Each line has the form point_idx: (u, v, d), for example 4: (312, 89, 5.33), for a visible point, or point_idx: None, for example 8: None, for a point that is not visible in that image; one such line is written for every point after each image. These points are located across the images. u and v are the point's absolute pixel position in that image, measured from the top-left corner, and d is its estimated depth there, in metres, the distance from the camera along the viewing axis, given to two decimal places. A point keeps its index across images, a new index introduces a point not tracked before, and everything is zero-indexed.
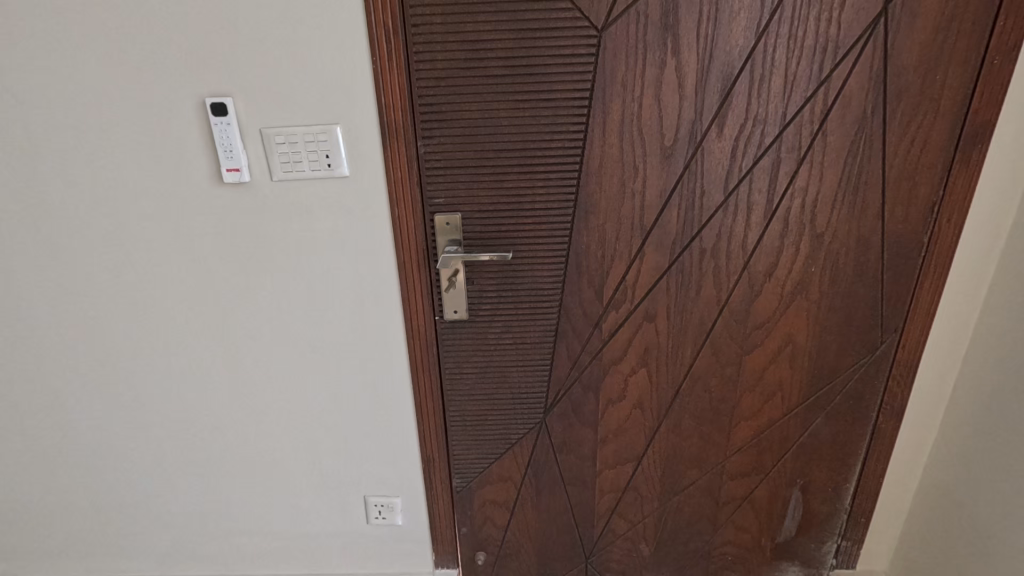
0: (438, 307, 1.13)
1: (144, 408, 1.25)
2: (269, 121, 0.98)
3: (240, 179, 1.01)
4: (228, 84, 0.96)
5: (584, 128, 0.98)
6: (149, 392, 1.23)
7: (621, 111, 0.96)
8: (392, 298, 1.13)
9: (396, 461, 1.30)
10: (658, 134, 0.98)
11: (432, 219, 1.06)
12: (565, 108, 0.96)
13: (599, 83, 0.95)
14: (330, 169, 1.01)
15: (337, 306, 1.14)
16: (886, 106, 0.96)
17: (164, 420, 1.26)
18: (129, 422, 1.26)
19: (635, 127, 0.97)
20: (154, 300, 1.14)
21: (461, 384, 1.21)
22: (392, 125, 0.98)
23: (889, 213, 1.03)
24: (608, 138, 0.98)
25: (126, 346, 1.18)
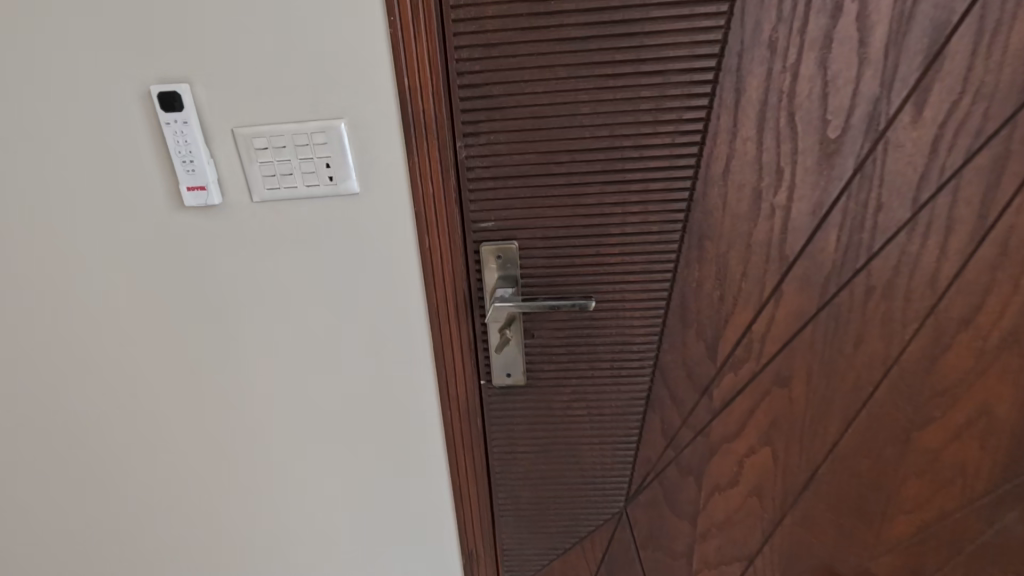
0: (484, 367, 0.83)
1: (102, 510, 0.94)
2: (246, 118, 0.69)
3: (206, 201, 0.71)
4: (183, 67, 0.66)
5: (705, 114, 0.65)
6: (100, 494, 0.90)
7: (766, 89, 0.63)
8: (422, 356, 0.82)
9: (430, 564, 0.98)
10: (820, 120, 0.65)
11: (477, 248, 0.75)
12: (680, 87, 0.64)
13: (733, 44, 0.62)
14: (332, 184, 0.71)
15: (353, 371, 0.83)
16: None
17: (111, 529, 0.93)
18: (66, 533, 0.93)
19: (786, 112, 0.64)
20: (101, 373, 0.82)
21: (515, 466, 0.90)
22: (419, 117, 0.68)
23: None
24: (741, 130, 0.65)
25: (66, 436, 0.87)
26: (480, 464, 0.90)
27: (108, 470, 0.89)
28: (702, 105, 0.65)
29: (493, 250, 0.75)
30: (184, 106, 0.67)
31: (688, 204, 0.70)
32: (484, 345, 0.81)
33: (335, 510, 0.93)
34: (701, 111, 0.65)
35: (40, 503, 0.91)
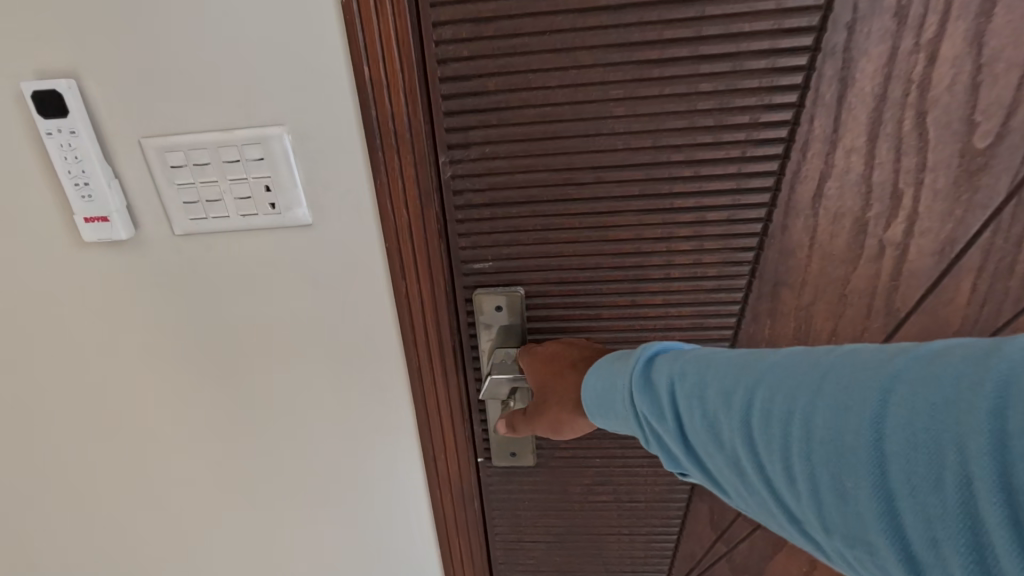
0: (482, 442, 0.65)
1: None
2: (157, 126, 0.51)
3: (113, 236, 0.54)
4: (67, 58, 0.49)
5: (794, 118, 0.48)
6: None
7: (886, 79, 0.46)
8: (404, 428, 0.64)
9: None
10: (963, 127, 0.47)
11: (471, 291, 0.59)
12: (759, 76, 0.47)
13: (848, 19, 0.44)
14: (277, 212, 0.53)
15: (321, 446, 0.66)
16: None
17: None
18: None
19: (913, 112, 0.47)
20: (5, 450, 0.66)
21: (522, 553, 0.72)
22: (388, 124, 0.50)
23: None
24: (846, 140, 0.48)
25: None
26: (482, 553, 0.72)
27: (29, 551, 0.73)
28: (790, 102, 0.47)
29: (488, 300, 0.58)
30: (68, 110, 0.49)
31: (760, 240, 0.53)
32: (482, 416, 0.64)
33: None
34: (788, 111, 0.48)
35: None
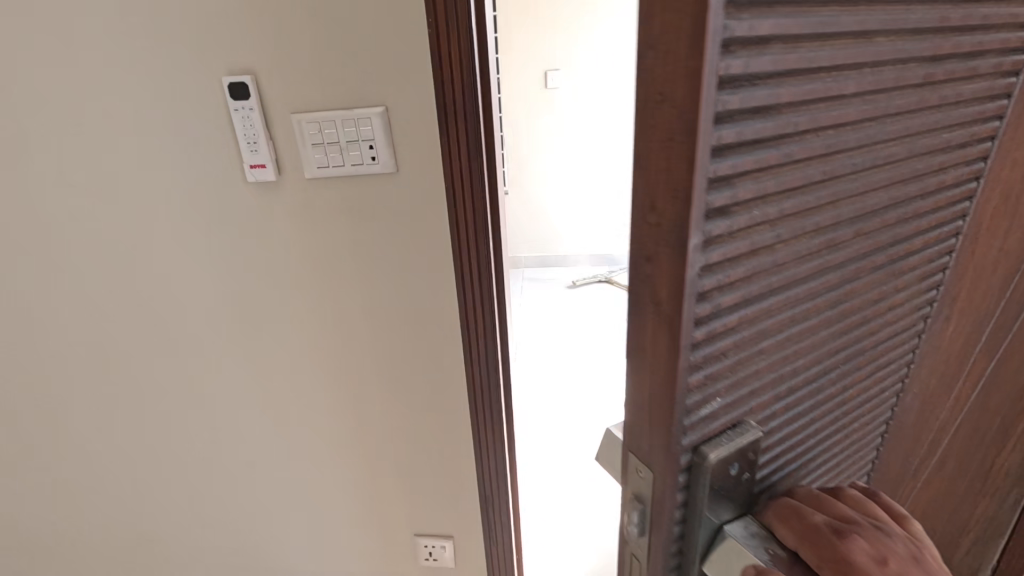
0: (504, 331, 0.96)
1: (176, 443, 1.10)
2: (300, 103, 0.79)
3: (266, 177, 0.82)
4: (250, 62, 0.77)
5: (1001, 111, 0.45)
6: (175, 420, 1.07)
7: None
8: (452, 318, 0.93)
9: (456, 499, 1.13)
10: None
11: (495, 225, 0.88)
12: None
13: None
14: (374, 163, 0.82)
15: (392, 341, 0.96)
16: None
17: (188, 451, 1.11)
18: (151, 454, 1.12)
19: None
20: (176, 321, 0.97)
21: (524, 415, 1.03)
22: (450, 106, 0.78)
23: None
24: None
25: (149, 369, 1.02)
26: (499, 428, 1.03)
27: (184, 404, 1.05)
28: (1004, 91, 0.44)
29: (725, 457, 0.39)
30: (249, 95, 0.77)
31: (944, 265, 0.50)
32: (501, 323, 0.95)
33: (375, 455, 1.09)
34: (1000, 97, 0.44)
35: (126, 422, 1.09)
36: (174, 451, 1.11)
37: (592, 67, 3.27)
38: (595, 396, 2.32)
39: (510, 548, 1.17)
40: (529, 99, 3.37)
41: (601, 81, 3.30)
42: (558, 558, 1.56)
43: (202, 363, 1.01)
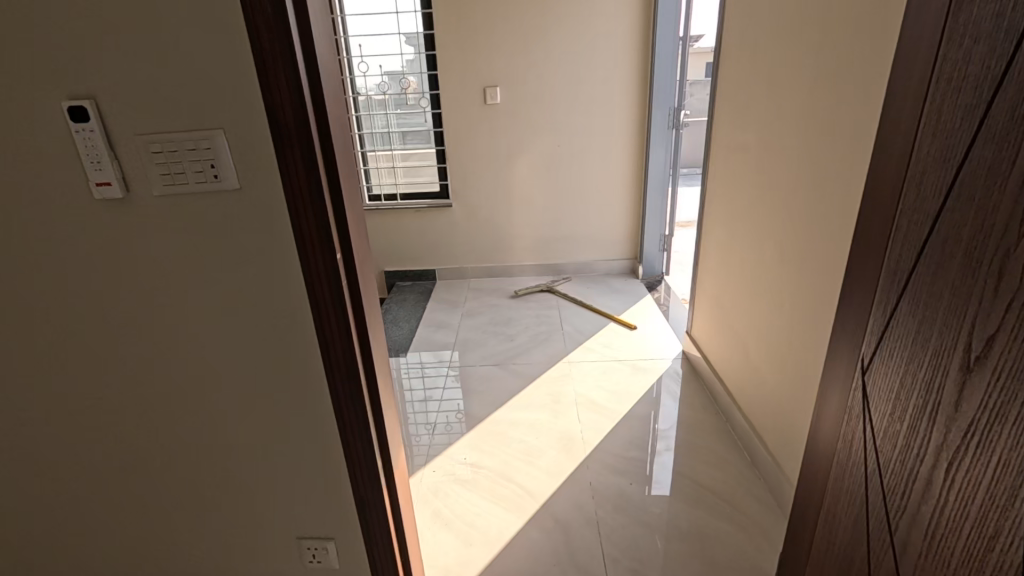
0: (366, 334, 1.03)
1: (45, 456, 1.10)
2: (141, 127, 0.84)
3: (114, 194, 0.87)
4: (90, 88, 0.82)
5: None
6: (44, 431, 1.08)
7: None
8: (309, 325, 0.99)
9: (333, 501, 1.17)
10: None
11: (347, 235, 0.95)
12: None
13: None
14: (217, 181, 0.88)
15: (256, 348, 1.01)
16: (936, 152, 0.79)
17: (58, 464, 1.11)
18: (20, 468, 1.12)
19: None
20: (38, 333, 0.98)
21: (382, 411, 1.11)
22: (288, 128, 0.84)
23: (898, 253, 0.88)
24: None
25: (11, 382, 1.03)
26: (366, 429, 1.08)
27: (48, 416, 1.06)
28: None
29: None
30: (89, 117, 0.83)
31: None
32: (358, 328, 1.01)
33: (250, 461, 1.12)
34: None
35: None
36: (45, 464, 1.11)
37: (530, 84, 3.39)
38: (521, 403, 2.37)
39: (389, 547, 1.22)
40: (470, 115, 3.46)
41: (539, 98, 3.42)
42: (461, 562, 1.60)
43: (67, 374, 1.02)
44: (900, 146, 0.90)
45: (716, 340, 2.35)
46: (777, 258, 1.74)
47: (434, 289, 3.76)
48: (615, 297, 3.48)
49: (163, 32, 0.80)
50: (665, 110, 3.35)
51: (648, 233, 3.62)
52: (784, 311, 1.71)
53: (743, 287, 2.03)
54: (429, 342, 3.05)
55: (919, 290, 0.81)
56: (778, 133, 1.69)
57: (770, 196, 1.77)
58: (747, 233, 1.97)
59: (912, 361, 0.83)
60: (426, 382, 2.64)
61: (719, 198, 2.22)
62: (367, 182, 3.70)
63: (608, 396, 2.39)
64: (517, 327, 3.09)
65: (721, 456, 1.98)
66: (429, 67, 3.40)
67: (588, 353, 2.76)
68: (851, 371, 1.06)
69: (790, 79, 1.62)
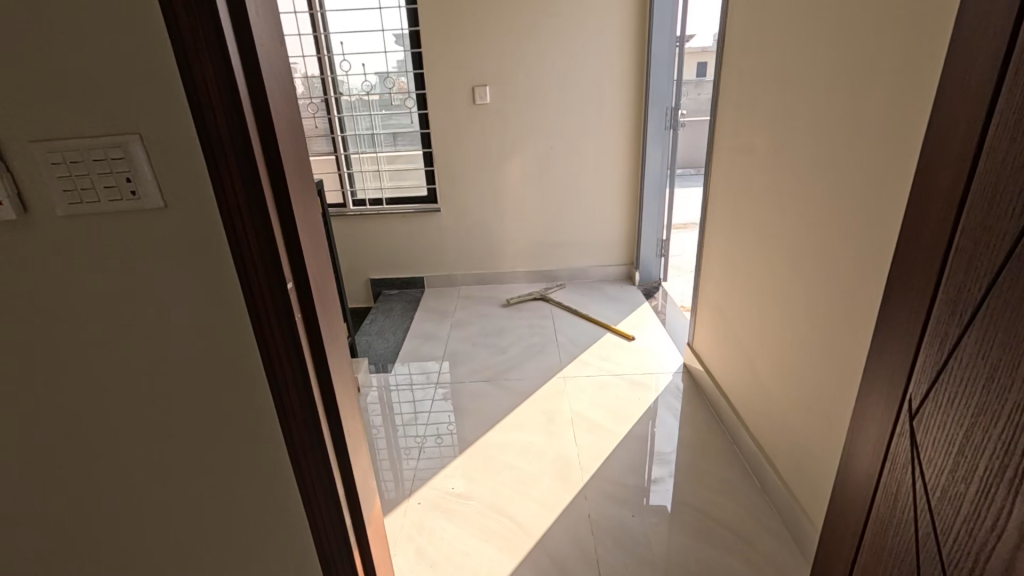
0: (326, 372, 0.88)
1: None
2: (34, 133, 0.68)
3: (5, 214, 0.71)
4: None
5: None
6: None
7: None
8: (257, 365, 0.83)
9: (294, 563, 1.01)
10: None
11: (300, 259, 0.80)
12: None
13: None
14: (136, 200, 0.72)
15: (194, 394, 0.86)
16: (1013, 161, 0.64)
17: None
18: None
19: None
20: None
21: (345, 459, 0.96)
22: (220, 135, 0.69)
23: (957, 280, 0.74)
24: None
25: None
26: (328, 481, 0.93)
27: None
28: None
29: None
30: None
31: None
32: (315, 366, 0.86)
33: (195, 519, 0.96)
34: None
35: None
36: None
37: (521, 83, 3.23)
38: (513, 423, 2.22)
39: None
40: (458, 115, 3.30)
41: (531, 97, 3.27)
42: None
43: None
44: (958, 153, 0.76)
45: (720, 355, 2.21)
46: (790, 270, 1.60)
47: (423, 297, 3.60)
48: (611, 305, 3.33)
49: (54, 15, 0.64)
50: (662, 110, 3.21)
51: (645, 238, 3.48)
52: (797, 328, 1.57)
53: (751, 300, 1.89)
54: (417, 355, 2.89)
55: (993, 328, 0.67)
56: (789, 134, 1.56)
57: (781, 203, 1.63)
58: (754, 242, 1.83)
59: (984, 413, 0.69)
60: (413, 399, 2.48)
61: (723, 204, 2.08)
62: (350, 186, 3.52)
63: (606, 415, 2.24)
64: (510, 338, 2.94)
65: (729, 482, 1.84)
66: (414, 66, 3.24)
67: (584, 366, 2.61)
68: (890, 409, 0.91)
69: (803, 76, 1.48)
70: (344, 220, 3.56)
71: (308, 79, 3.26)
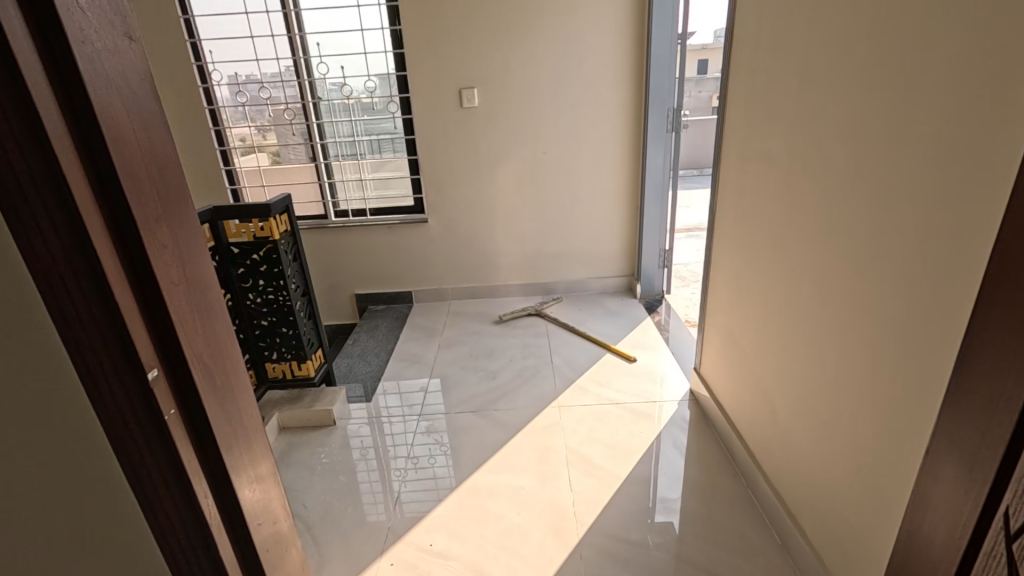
0: (226, 475, 0.67)
1: None
2: None
3: None
4: None
5: None
6: None
7: None
8: (120, 479, 0.61)
9: None
10: None
11: (172, 337, 0.59)
12: None
13: None
14: None
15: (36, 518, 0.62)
16: None
17: None
18: None
19: None
20: None
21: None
22: (24, 180, 0.47)
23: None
24: None
25: None
26: None
27: None
28: None
29: None
30: None
31: None
32: (208, 470, 0.65)
33: None
34: None
35: None
36: None
37: (512, 84, 3.02)
38: (503, 462, 2.00)
39: None
40: (445, 120, 3.08)
41: (522, 100, 3.05)
42: None
43: None
44: None
45: (732, 384, 1.99)
46: (820, 298, 1.38)
47: (411, 313, 3.39)
48: (611, 320, 3.10)
49: None
50: (664, 110, 2.98)
51: (646, 248, 3.26)
52: (828, 366, 1.35)
53: (772, 327, 1.67)
54: (401, 379, 2.67)
55: None
56: (819, 140, 1.33)
57: (808, 220, 1.40)
58: (775, 262, 1.61)
59: None
60: (393, 431, 2.26)
61: (738, 216, 1.86)
62: (332, 197, 3.30)
63: (605, 452, 2.02)
64: (501, 360, 2.72)
65: (745, 538, 1.62)
66: (397, 68, 3.03)
67: (581, 394, 2.39)
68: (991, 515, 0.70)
69: (838, 72, 1.25)
70: (326, 232, 3.34)
71: (284, 82, 3.05)
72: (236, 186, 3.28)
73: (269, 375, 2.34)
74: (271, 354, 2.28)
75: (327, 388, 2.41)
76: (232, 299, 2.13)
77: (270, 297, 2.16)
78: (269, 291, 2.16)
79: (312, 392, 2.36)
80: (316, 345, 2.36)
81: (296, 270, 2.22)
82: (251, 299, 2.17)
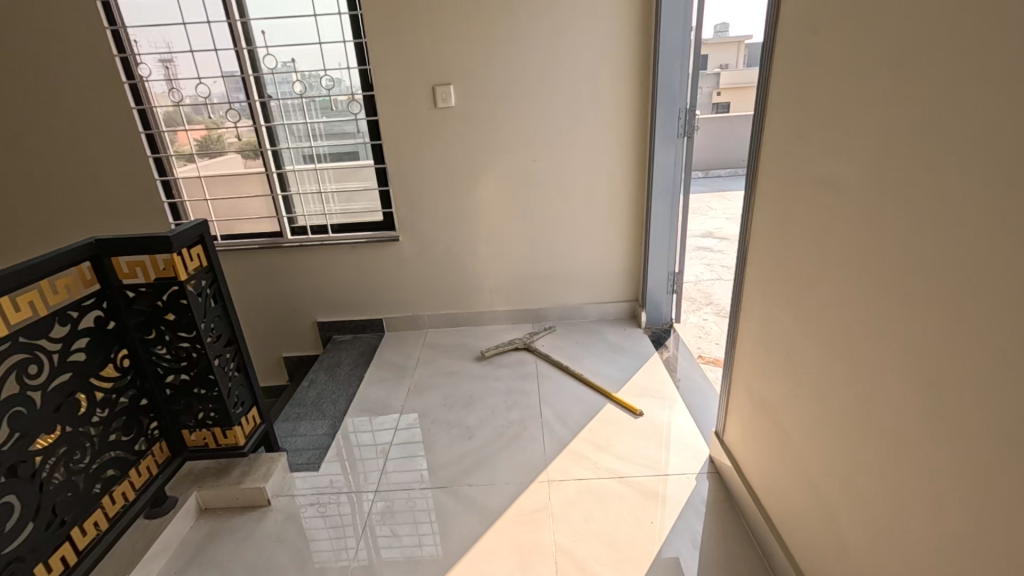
0: None
1: None
2: None
3: None
4: None
5: None
6: None
7: None
8: None
9: None
10: None
11: None
12: None
13: None
14: None
15: None
16: None
17: None
18: None
19: None
20: None
21: None
22: None
23: None
24: None
25: None
26: None
27: None
28: None
29: None
30: None
31: None
32: None
33: None
34: None
35: None
36: None
37: (496, 82, 2.56)
38: (475, 569, 1.55)
39: None
40: (417, 124, 2.63)
41: (508, 99, 2.59)
42: None
43: None
44: None
45: (770, 470, 1.55)
46: (934, 398, 0.93)
47: (380, 346, 2.93)
48: (611, 357, 2.65)
49: None
50: (674, 111, 2.52)
51: (653, 270, 2.80)
52: (949, 503, 0.90)
53: (835, 415, 1.22)
54: (358, 439, 2.20)
55: None
56: (939, 166, 0.88)
57: (914, 281, 0.96)
58: (843, 327, 1.17)
59: None
60: (340, 516, 1.80)
61: (783, 255, 1.41)
62: (288, 212, 2.86)
63: (606, 554, 1.58)
64: (480, 413, 2.27)
65: None
66: (359, 61, 2.57)
67: (576, 462, 1.94)
68: None
69: (984, 66, 0.80)
70: (282, 252, 2.88)
71: (226, 78, 2.60)
72: (175, 200, 2.81)
73: (188, 443, 1.86)
74: (188, 419, 1.81)
75: (263, 456, 1.96)
76: (130, 355, 1.65)
77: (182, 349, 1.71)
78: (180, 343, 1.70)
79: (243, 463, 1.91)
80: (246, 404, 1.92)
81: (216, 315, 1.78)
82: (158, 352, 1.71)
